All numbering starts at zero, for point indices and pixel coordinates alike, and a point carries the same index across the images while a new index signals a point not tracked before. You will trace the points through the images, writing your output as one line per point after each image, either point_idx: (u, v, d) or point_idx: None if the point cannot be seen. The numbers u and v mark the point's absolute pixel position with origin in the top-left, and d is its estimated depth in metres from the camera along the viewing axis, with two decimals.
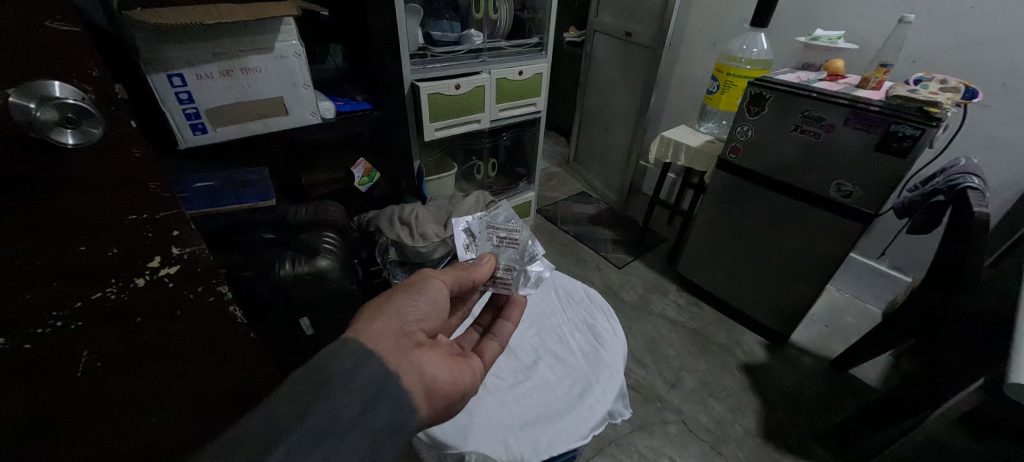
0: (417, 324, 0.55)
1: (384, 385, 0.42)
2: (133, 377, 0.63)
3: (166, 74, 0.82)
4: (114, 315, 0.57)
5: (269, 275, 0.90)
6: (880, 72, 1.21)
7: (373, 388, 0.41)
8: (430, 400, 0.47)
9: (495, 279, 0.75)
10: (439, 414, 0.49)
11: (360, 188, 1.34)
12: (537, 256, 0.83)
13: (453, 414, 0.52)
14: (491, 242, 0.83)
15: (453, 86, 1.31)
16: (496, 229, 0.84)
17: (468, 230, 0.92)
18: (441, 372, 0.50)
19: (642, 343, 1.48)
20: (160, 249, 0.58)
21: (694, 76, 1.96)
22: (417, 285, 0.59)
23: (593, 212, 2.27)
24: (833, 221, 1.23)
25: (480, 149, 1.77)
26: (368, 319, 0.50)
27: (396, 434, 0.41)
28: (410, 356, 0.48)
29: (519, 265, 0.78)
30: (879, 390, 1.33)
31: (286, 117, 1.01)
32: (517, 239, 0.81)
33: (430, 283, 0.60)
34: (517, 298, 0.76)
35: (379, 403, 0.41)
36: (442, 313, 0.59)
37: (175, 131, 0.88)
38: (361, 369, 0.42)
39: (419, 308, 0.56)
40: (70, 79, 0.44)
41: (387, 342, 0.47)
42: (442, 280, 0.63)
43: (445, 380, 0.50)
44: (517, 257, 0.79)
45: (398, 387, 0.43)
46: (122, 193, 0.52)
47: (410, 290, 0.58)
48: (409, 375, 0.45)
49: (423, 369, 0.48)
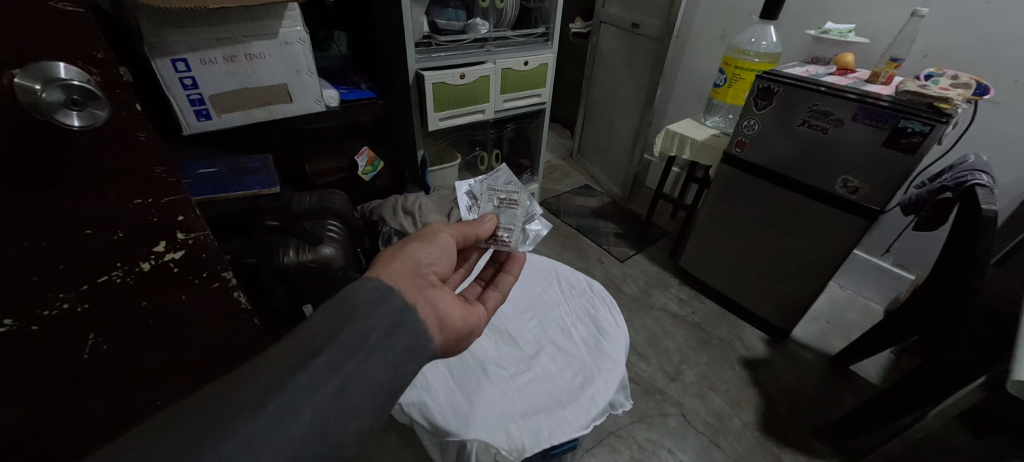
0: (431, 268, 0.57)
1: (405, 316, 0.43)
2: (137, 360, 0.64)
3: (171, 59, 0.81)
4: (120, 298, 0.58)
5: (273, 262, 0.90)
6: (890, 67, 1.19)
7: (395, 317, 0.42)
8: (442, 334, 0.49)
9: (496, 238, 0.76)
10: (449, 349, 0.51)
11: (364, 177, 1.34)
12: (534, 215, 0.88)
13: (461, 349, 0.54)
14: (493, 203, 0.85)
15: (457, 76, 1.30)
16: (497, 191, 0.86)
17: (470, 193, 1.02)
18: (453, 309, 0.51)
19: (643, 336, 1.48)
20: (165, 234, 0.58)
21: (701, 69, 1.94)
22: (428, 236, 0.62)
23: (596, 205, 2.27)
24: (839, 217, 1.22)
25: (484, 139, 1.76)
26: (386, 262, 0.52)
27: (415, 358, 0.42)
28: (424, 293, 0.49)
29: (518, 224, 0.79)
30: (879, 386, 1.34)
31: (290, 105, 1.01)
32: (517, 200, 0.83)
33: (439, 234, 0.63)
34: (518, 255, 0.78)
35: (401, 329, 0.42)
36: (453, 260, 0.62)
37: (179, 117, 0.88)
38: (385, 301, 0.43)
39: (431, 254, 0.58)
40: (74, 61, 0.44)
41: (403, 280, 0.49)
42: (450, 233, 0.65)
43: (457, 317, 0.52)
44: (518, 216, 0.82)
45: (417, 317, 0.44)
46: (128, 177, 0.52)
47: (423, 239, 0.61)
48: (424, 308, 0.47)
49: (437, 305, 0.49)
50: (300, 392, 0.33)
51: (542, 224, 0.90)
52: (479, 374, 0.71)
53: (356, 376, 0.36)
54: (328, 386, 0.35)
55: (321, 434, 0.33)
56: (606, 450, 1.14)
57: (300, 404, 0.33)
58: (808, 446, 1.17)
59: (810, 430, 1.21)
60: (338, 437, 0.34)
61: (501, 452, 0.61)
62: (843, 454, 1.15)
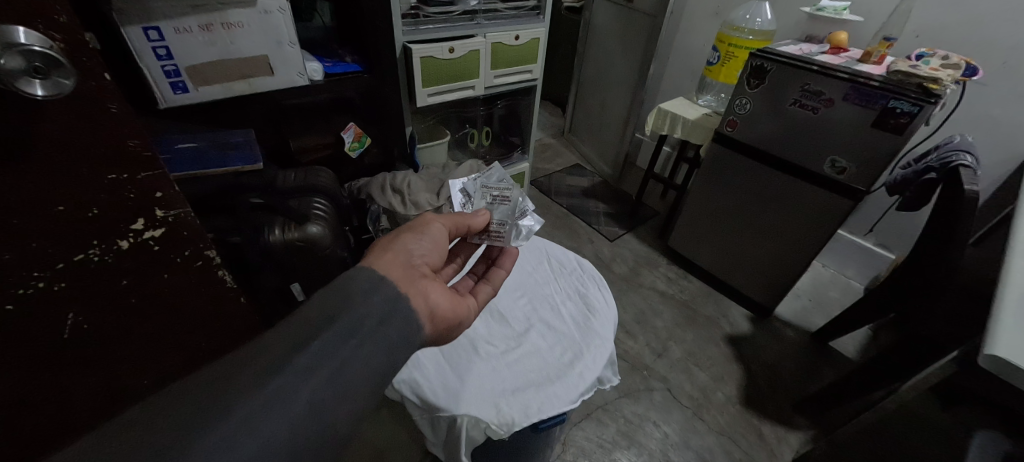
0: (422, 261, 0.56)
1: (397, 303, 0.42)
2: (121, 340, 0.63)
3: (142, 27, 0.77)
4: (99, 277, 0.56)
5: (259, 241, 0.86)
6: (882, 46, 1.18)
7: (387, 307, 0.42)
8: (433, 323, 0.48)
9: (490, 233, 0.76)
10: (437, 339, 0.50)
11: (350, 154, 1.29)
12: (527, 212, 0.83)
13: (450, 339, 0.54)
14: (485, 200, 0.84)
15: (446, 50, 1.26)
16: (491, 188, 0.85)
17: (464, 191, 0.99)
18: (444, 298, 0.51)
19: (631, 314, 1.51)
20: (143, 211, 0.56)
21: (695, 46, 1.91)
22: (420, 227, 0.61)
23: (587, 184, 2.26)
24: (825, 198, 1.24)
25: (474, 117, 1.73)
26: (377, 252, 0.51)
27: (405, 349, 0.42)
28: (417, 282, 0.48)
29: (511, 220, 0.78)
30: (856, 362, 1.39)
31: (271, 78, 0.97)
32: (509, 196, 0.82)
33: (431, 225, 0.62)
34: (512, 249, 0.77)
35: (392, 320, 0.41)
36: (443, 253, 0.61)
37: (154, 89, 0.84)
38: (377, 291, 0.42)
39: (422, 245, 0.57)
40: (34, 25, 0.41)
41: (397, 270, 0.48)
42: (442, 224, 0.64)
43: (446, 308, 0.51)
44: (509, 212, 0.80)
45: (408, 306, 0.43)
46: (102, 150, 0.49)
47: (414, 231, 0.59)
48: (416, 296, 0.46)
49: (428, 294, 0.49)
50: (282, 388, 0.32)
51: (534, 220, 0.84)
52: (469, 352, 0.72)
53: (345, 371, 0.36)
54: (314, 380, 0.34)
55: (317, 417, 0.33)
56: (593, 424, 1.17)
57: (288, 391, 0.33)
58: (786, 419, 1.22)
59: (789, 404, 1.25)
60: (325, 435, 0.34)
61: (491, 427, 0.62)
62: (818, 426, 1.20)
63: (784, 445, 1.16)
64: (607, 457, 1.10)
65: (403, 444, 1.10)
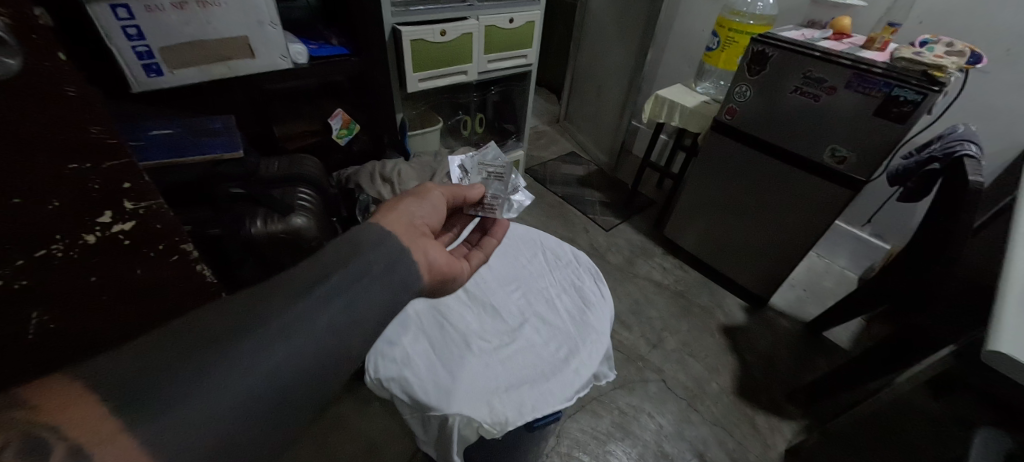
0: (424, 222, 0.55)
1: (400, 256, 0.45)
2: (95, 336, 0.61)
3: (109, 4, 0.71)
4: (65, 275, 0.53)
5: (239, 232, 0.83)
6: (887, 32, 1.15)
7: (391, 256, 0.44)
8: (432, 276, 0.49)
9: (484, 203, 0.73)
10: (434, 292, 0.52)
11: (339, 142, 1.25)
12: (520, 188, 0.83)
13: (446, 293, 0.55)
14: (480, 177, 0.81)
15: (438, 32, 1.21)
16: (486, 165, 0.83)
17: (461, 166, 0.85)
18: (443, 255, 0.52)
19: (626, 304, 1.50)
20: (110, 203, 0.52)
21: (694, 31, 1.86)
22: (421, 192, 0.59)
23: (583, 172, 2.23)
24: (824, 188, 1.22)
25: (467, 103, 1.68)
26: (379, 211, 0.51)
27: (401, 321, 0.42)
28: (417, 238, 0.49)
29: (505, 194, 0.76)
30: (848, 351, 1.39)
31: (252, 61, 0.92)
32: (503, 172, 0.79)
33: (432, 191, 0.60)
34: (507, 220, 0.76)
35: (398, 267, 0.44)
36: (443, 218, 0.60)
37: (126, 72, 0.79)
38: (383, 244, 0.45)
39: (423, 208, 0.56)
40: None
41: (399, 226, 0.49)
42: (442, 192, 0.62)
43: (444, 264, 0.52)
44: (502, 187, 0.78)
45: (410, 258, 0.45)
46: (62, 138, 0.45)
47: (416, 195, 0.58)
48: (416, 251, 0.47)
49: (428, 251, 0.49)
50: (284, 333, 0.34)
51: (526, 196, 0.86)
52: (461, 347, 0.69)
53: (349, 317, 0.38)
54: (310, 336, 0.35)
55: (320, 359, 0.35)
56: (588, 415, 1.16)
57: (279, 347, 0.33)
58: (780, 408, 1.22)
59: (783, 394, 1.26)
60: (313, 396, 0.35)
61: (483, 426, 0.60)
62: (811, 415, 1.21)
63: (777, 435, 1.16)
64: (602, 448, 1.10)
65: (396, 438, 1.09)
